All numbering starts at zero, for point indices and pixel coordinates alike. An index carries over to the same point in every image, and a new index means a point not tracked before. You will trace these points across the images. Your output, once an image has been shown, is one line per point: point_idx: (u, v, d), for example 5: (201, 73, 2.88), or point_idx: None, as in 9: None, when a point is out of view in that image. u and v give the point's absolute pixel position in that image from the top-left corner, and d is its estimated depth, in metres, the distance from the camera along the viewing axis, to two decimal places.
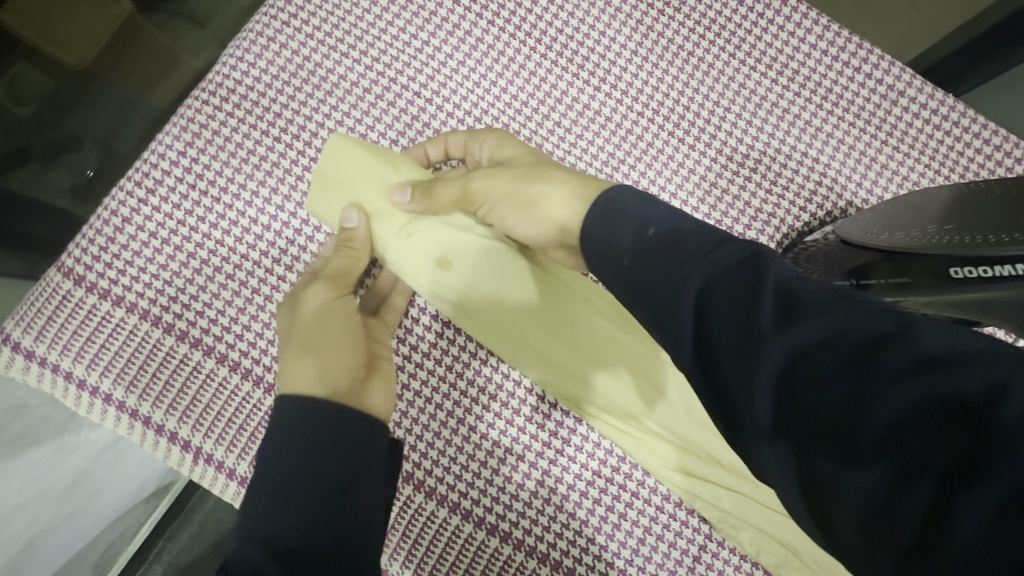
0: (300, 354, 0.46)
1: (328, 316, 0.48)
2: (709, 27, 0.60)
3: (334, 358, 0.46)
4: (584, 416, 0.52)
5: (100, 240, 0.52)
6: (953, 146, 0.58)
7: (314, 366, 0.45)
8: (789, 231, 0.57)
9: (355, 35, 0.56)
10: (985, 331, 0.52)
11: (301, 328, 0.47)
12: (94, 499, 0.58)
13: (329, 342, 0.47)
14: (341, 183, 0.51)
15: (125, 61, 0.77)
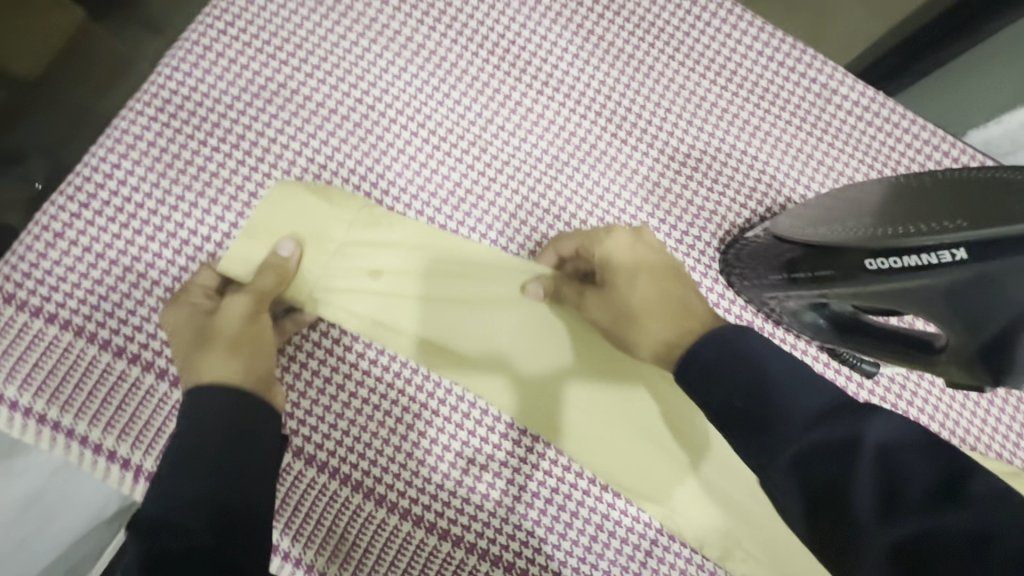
0: (220, 354, 0.45)
1: (249, 319, 0.47)
2: (652, 30, 0.61)
3: (256, 361, 0.45)
4: (535, 428, 0.52)
5: (32, 254, 0.50)
6: (885, 142, 0.60)
7: (234, 365, 0.44)
8: (730, 229, 0.58)
9: (296, 41, 0.56)
10: (916, 320, 0.54)
11: (220, 331, 0.46)
12: (53, 518, 0.57)
13: (254, 347, 0.46)
14: (276, 211, 0.52)
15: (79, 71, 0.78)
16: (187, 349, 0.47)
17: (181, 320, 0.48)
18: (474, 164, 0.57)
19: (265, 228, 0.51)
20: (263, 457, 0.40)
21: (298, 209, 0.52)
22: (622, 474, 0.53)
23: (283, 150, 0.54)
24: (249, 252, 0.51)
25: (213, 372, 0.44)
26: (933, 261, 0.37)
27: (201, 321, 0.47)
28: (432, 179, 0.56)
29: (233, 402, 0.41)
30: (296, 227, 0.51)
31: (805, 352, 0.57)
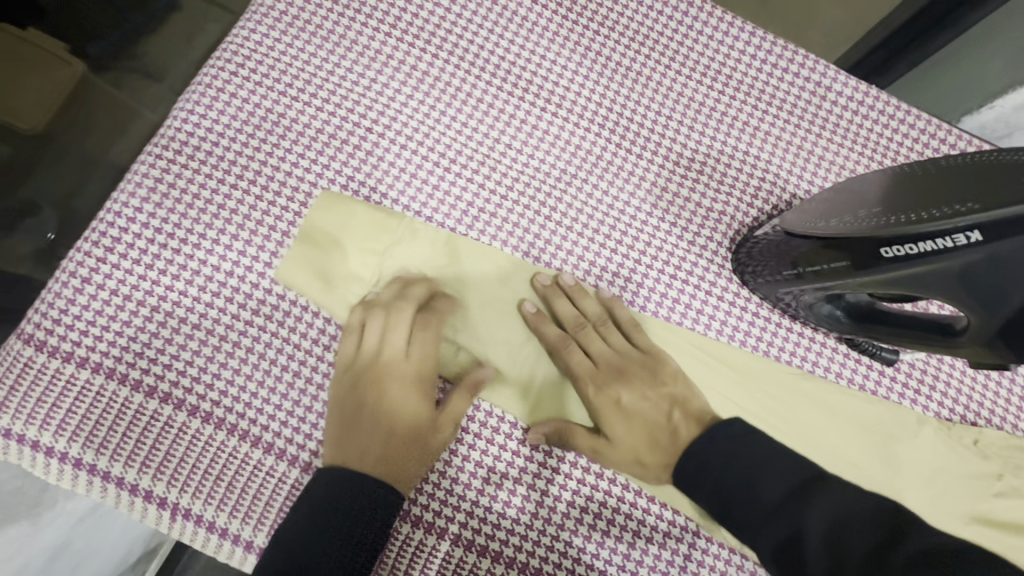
0: (415, 418, 0.50)
1: (407, 407, 0.51)
2: (645, 43, 0.63)
3: (410, 453, 0.50)
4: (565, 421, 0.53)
5: (61, 302, 0.51)
6: (883, 131, 0.62)
7: (419, 431, 0.50)
8: (739, 228, 0.59)
9: (303, 79, 0.58)
10: (932, 305, 0.55)
11: (393, 393, 0.51)
12: (80, 567, 0.60)
13: (417, 440, 0.50)
14: (324, 227, 0.55)
15: (88, 121, 0.84)
16: (359, 405, 0.50)
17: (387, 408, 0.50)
18: (485, 183, 0.58)
19: (320, 239, 0.54)
20: (350, 515, 0.44)
21: (346, 226, 0.55)
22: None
23: (299, 183, 0.56)
24: (301, 275, 0.54)
25: (426, 434, 0.50)
26: (946, 245, 0.38)
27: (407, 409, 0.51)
28: (445, 200, 0.57)
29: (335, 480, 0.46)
30: (343, 249, 0.55)
31: (826, 344, 0.57)
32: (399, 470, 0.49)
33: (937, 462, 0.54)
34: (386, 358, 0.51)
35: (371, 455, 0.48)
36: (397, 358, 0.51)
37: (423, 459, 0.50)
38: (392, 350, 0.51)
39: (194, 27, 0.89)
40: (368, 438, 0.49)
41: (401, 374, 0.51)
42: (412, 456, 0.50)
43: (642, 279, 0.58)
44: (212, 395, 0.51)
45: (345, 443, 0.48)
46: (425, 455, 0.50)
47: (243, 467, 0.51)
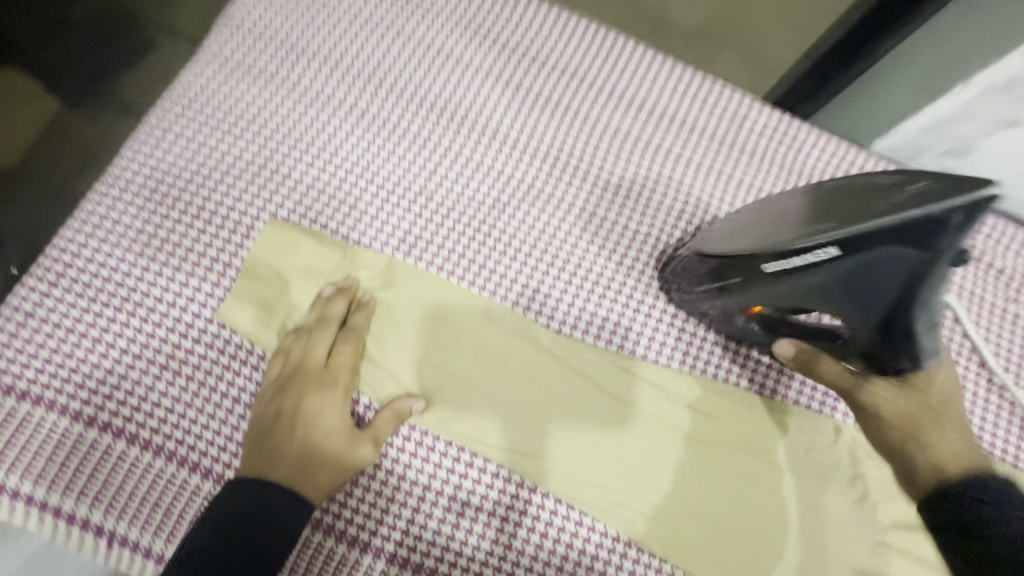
0: (335, 433, 0.52)
1: (320, 417, 0.52)
2: (573, 78, 0.67)
3: (320, 463, 0.50)
4: (494, 433, 0.55)
5: (3, 336, 0.53)
6: (797, 155, 0.66)
7: (337, 447, 0.51)
8: (666, 248, 0.63)
9: (246, 119, 0.61)
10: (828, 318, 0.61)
11: (312, 408, 0.52)
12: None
13: (329, 450, 0.51)
14: (264, 255, 0.57)
15: (48, 159, 0.86)
16: (278, 417, 0.52)
17: (308, 408, 0.52)
18: (422, 212, 0.61)
19: (263, 265, 0.57)
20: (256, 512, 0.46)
21: (286, 252, 0.57)
22: (576, 481, 0.55)
23: (242, 216, 0.59)
24: (240, 303, 0.56)
25: (344, 450, 0.51)
26: (813, 261, 0.42)
27: (329, 413, 0.52)
28: (383, 228, 0.60)
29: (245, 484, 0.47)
30: (282, 277, 0.57)
31: (749, 358, 0.60)
32: (311, 479, 0.49)
33: (854, 466, 0.57)
34: (307, 373, 0.53)
35: (284, 463, 0.49)
36: (320, 373, 0.53)
37: (339, 475, 0.51)
38: (314, 366, 0.53)
39: (160, 63, 0.91)
40: (283, 448, 0.50)
41: (323, 389, 0.53)
42: (326, 470, 0.50)
43: (573, 299, 0.60)
44: (152, 423, 0.53)
45: (261, 454, 0.50)
46: (339, 468, 0.51)
47: (181, 493, 0.52)
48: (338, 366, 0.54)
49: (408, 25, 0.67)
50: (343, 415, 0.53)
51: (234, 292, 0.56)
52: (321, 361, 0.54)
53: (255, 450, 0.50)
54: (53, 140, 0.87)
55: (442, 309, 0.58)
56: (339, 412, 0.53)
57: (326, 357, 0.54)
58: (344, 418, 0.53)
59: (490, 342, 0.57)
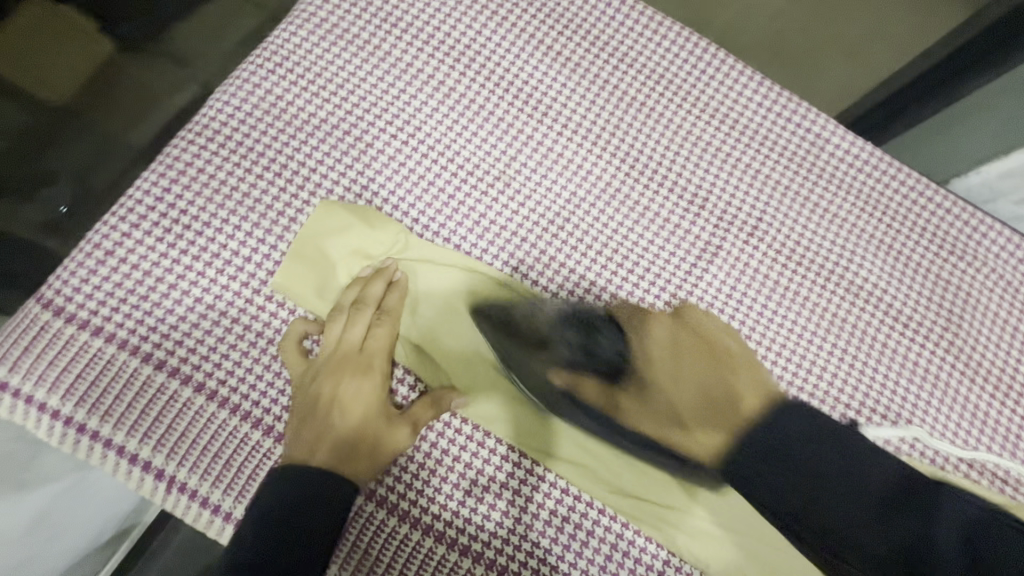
0: (372, 416, 0.52)
1: (358, 403, 0.51)
2: (661, 82, 0.67)
3: (358, 448, 0.50)
4: (535, 438, 0.56)
5: (82, 271, 0.54)
6: (874, 187, 0.67)
7: (377, 429, 0.51)
8: (736, 262, 0.63)
9: (336, 82, 0.61)
10: (881, 350, 0.63)
11: (350, 390, 0.52)
12: (63, 530, 0.61)
13: (369, 435, 0.51)
14: (313, 234, 0.56)
15: (109, 102, 0.87)
16: (314, 400, 0.51)
17: (346, 392, 0.52)
18: (498, 197, 0.62)
19: (314, 243, 0.56)
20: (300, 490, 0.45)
21: (339, 232, 0.56)
22: (619, 492, 0.55)
23: (323, 180, 0.59)
24: (295, 277, 0.56)
25: (382, 432, 0.52)
26: None
27: (366, 398, 0.52)
28: (459, 210, 0.61)
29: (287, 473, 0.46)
30: (324, 255, 0.56)
31: (804, 381, 0.61)
32: (352, 462, 0.49)
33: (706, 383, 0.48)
34: (342, 356, 0.52)
35: (326, 446, 0.49)
36: (355, 356, 0.53)
37: (378, 456, 0.51)
38: (349, 348, 0.53)
39: (229, 20, 0.92)
40: (321, 431, 0.49)
41: (360, 372, 0.52)
42: (367, 450, 0.50)
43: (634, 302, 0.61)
44: (218, 373, 0.53)
45: (301, 438, 0.49)
46: (379, 452, 0.51)
47: (243, 446, 0.53)
48: (374, 350, 0.53)
49: (500, 7, 0.67)
50: (380, 399, 0.53)
51: (280, 274, 0.56)
52: (358, 343, 0.53)
53: (295, 433, 0.50)
54: (117, 83, 0.88)
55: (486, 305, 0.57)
56: (376, 398, 0.52)
57: (363, 340, 0.53)
58: (382, 403, 0.53)
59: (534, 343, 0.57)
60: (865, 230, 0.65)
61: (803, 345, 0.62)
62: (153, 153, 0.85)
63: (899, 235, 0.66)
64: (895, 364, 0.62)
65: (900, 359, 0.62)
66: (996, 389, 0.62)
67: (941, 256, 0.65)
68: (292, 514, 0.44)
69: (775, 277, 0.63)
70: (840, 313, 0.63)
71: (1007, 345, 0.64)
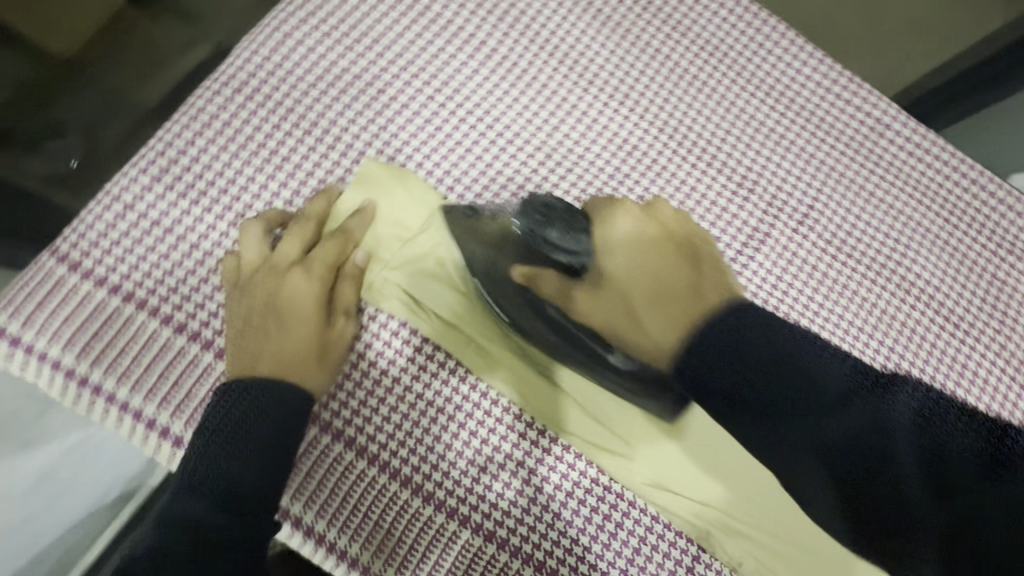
0: (307, 321, 0.48)
1: (288, 304, 0.48)
2: (715, 54, 0.63)
3: (289, 350, 0.46)
4: (565, 425, 0.52)
5: (100, 225, 0.51)
6: (934, 179, 0.63)
7: (316, 336, 0.48)
8: (784, 251, 0.60)
9: (372, 37, 0.58)
10: (932, 350, 0.60)
11: (281, 296, 0.48)
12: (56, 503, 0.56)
13: (306, 338, 0.47)
14: (353, 201, 0.53)
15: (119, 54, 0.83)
16: (258, 312, 0.48)
17: (278, 296, 0.48)
18: (539, 168, 0.58)
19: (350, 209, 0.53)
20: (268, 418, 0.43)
21: (380, 196, 0.54)
22: (656, 484, 0.52)
23: (355, 140, 0.55)
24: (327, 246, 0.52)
25: (319, 335, 0.48)
26: None
27: (299, 300, 0.48)
28: (497, 180, 0.57)
29: (256, 394, 0.43)
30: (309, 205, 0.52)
31: None
32: (291, 364, 0.46)
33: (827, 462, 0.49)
34: (281, 266, 0.49)
35: (267, 356, 0.46)
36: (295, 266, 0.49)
37: (322, 362, 0.48)
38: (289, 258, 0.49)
39: None
40: (258, 341, 0.46)
41: (298, 278, 0.49)
42: (311, 356, 0.47)
43: None
44: None
45: (237, 350, 0.46)
46: (322, 358, 0.48)
47: None
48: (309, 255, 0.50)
49: None
50: (314, 301, 0.49)
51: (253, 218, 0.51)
52: (292, 250, 0.49)
53: (234, 346, 0.47)
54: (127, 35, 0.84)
55: None
56: (309, 302, 0.48)
57: (298, 249, 0.50)
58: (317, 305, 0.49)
59: None
60: (921, 224, 0.62)
61: (850, 341, 0.59)
62: (171, 109, 0.82)
63: (956, 232, 0.62)
64: (944, 367, 0.59)
65: (949, 359, 0.60)
66: None
67: (999, 256, 0.62)
68: (252, 445, 0.41)
69: (825, 268, 0.60)
70: (890, 310, 0.60)
71: None
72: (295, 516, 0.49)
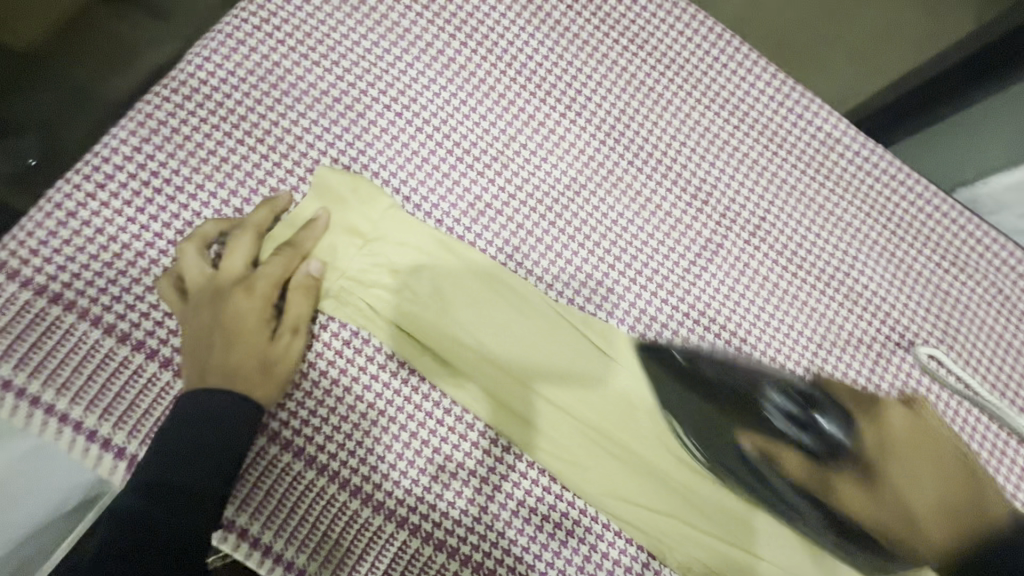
0: (256, 336, 0.48)
1: (236, 321, 0.48)
2: (671, 67, 0.64)
3: (238, 367, 0.46)
4: (519, 433, 0.53)
5: (42, 232, 0.50)
6: (882, 193, 0.65)
7: (265, 351, 0.48)
8: (736, 262, 0.61)
9: (328, 44, 0.57)
10: (878, 359, 0.61)
11: (228, 312, 0.48)
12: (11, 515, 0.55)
13: (256, 355, 0.47)
14: (310, 208, 0.53)
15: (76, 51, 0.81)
16: (204, 330, 0.47)
17: (224, 313, 0.48)
18: (495, 178, 0.58)
19: (303, 216, 0.53)
20: (214, 422, 0.43)
21: (337, 202, 0.54)
22: (609, 492, 0.53)
23: (309, 148, 0.55)
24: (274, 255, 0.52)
25: (268, 350, 0.48)
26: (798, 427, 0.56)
27: (245, 316, 0.48)
28: (453, 190, 0.57)
29: (200, 404, 0.43)
30: (250, 216, 0.52)
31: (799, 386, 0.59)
32: (241, 379, 0.46)
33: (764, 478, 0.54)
34: (225, 282, 0.49)
35: (213, 372, 0.46)
36: (239, 280, 0.49)
37: (274, 375, 0.48)
38: (232, 273, 0.49)
39: None
40: (205, 359, 0.46)
41: (241, 293, 0.48)
42: (258, 366, 0.47)
43: (630, 297, 0.58)
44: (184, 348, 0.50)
45: (188, 369, 0.46)
46: (273, 371, 0.48)
47: None
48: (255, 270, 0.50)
49: None
50: (263, 315, 0.49)
51: (193, 233, 0.50)
52: (236, 265, 0.49)
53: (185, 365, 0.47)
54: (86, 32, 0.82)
55: (473, 288, 0.54)
56: (256, 317, 0.48)
57: (244, 264, 0.50)
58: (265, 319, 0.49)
59: (514, 327, 0.54)
60: (868, 236, 0.64)
61: (798, 350, 0.60)
62: (132, 105, 0.79)
63: (902, 243, 0.64)
64: (889, 375, 0.61)
65: (893, 369, 0.61)
66: None
67: (943, 267, 0.64)
68: (198, 452, 0.41)
69: (776, 279, 0.61)
70: (838, 319, 0.61)
71: (1000, 361, 0.63)
72: (241, 528, 0.49)
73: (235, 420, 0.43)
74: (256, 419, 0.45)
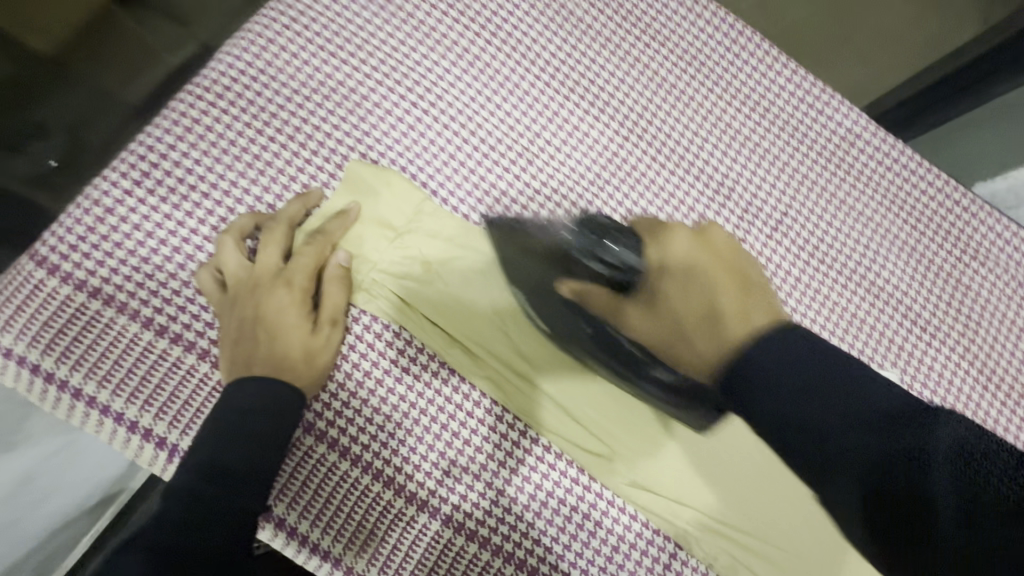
0: (297, 329, 0.49)
1: (276, 314, 0.49)
2: (692, 64, 0.65)
3: (282, 358, 0.47)
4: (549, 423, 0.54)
5: (79, 229, 0.51)
6: (904, 189, 0.65)
7: (305, 343, 0.49)
8: (758, 256, 0.62)
9: (356, 42, 0.58)
10: (900, 352, 0.62)
11: (268, 306, 0.49)
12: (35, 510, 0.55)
13: (297, 347, 0.48)
14: (339, 202, 0.54)
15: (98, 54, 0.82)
16: (244, 322, 0.48)
17: (265, 306, 0.49)
18: (520, 175, 0.59)
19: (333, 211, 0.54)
20: (257, 412, 0.43)
21: (365, 198, 0.55)
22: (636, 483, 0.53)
23: (338, 145, 0.56)
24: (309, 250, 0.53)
25: (308, 343, 0.49)
26: None
27: (285, 310, 0.49)
28: (479, 187, 0.58)
29: (244, 394, 0.44)
30: (284, 211, 0.53)
31: None
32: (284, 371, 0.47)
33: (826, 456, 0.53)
34: (263, 276, 0.50)
35: (258, 364, 0.47)
36: (276, 274, 0.50)
37: (314, 367, 0.49)
38: (270, 267, 0.50)
39: None
40: (249, 352, 0.47)
41: (279, 287, 0.49)
42: (299, 358, 0.48)
43: None
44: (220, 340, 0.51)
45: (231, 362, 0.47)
46: (313, 363, 0.49)
47: None
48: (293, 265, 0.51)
49: None
50: (303, 308, 0.50)
51: (228, 229, 0.51)
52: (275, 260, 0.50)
53: (229, 358, 0.48)
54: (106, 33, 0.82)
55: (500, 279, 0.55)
56: (296, 311, 0.49)
57: (281, 259, 0.51)
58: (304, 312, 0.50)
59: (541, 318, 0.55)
60: (889, 231, 0.64)
61: None
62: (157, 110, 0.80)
63: (924, 237, 0.65)
64: (911, 368, 0.62)
65: (915, 363, 0.62)
66: (1006, 398, 0.62)
67: (964, 262, 0.65)
68: (246, 439, 0.42)
69: (798, 274, 0.62)
70: (861, 313, 0.62)
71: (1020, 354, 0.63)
72: (278, 517, 0.50)
73: (279, 409, 0.44)
74: (299, 410, 0.46)
